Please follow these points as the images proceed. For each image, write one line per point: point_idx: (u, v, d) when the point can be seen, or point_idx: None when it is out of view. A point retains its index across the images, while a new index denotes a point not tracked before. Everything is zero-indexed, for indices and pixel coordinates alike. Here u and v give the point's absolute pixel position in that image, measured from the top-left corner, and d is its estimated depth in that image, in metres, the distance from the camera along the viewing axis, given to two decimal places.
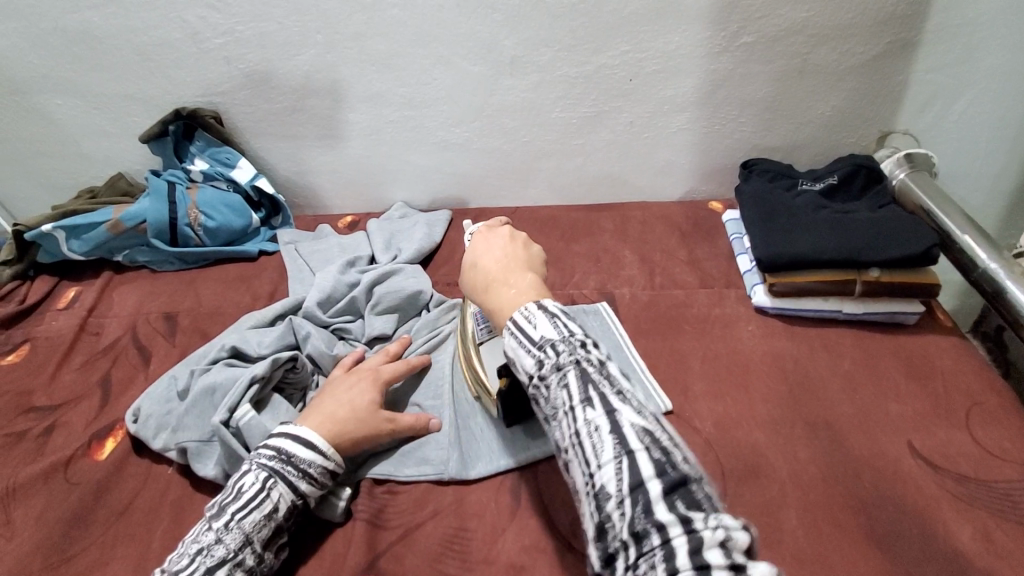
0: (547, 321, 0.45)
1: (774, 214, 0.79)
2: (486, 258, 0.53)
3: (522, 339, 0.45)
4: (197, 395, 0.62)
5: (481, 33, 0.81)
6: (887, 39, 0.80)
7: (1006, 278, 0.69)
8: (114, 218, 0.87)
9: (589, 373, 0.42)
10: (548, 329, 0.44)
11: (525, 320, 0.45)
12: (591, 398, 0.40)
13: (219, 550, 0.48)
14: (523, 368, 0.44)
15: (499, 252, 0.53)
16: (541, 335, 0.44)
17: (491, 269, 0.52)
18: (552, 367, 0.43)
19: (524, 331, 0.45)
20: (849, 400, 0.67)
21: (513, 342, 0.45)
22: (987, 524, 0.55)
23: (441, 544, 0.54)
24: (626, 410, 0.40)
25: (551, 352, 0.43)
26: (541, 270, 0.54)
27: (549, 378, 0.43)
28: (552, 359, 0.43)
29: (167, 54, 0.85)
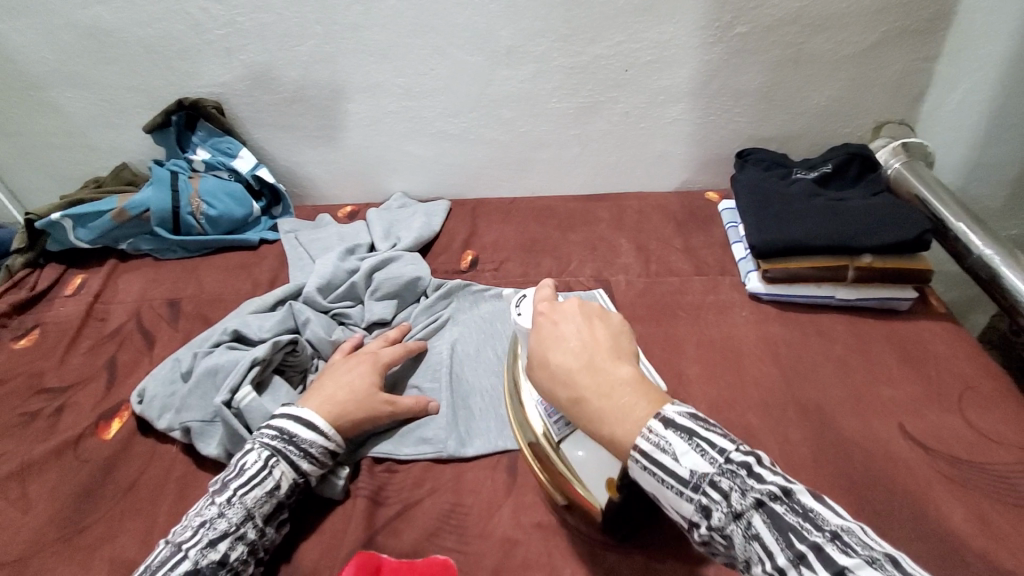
0: (689, 446, 0.39)
1: (768, 201, 0.80)
2: (563, 354, 0.46)
3: (664, 476, 0.39)
4: (200, 376, 0.63)
5: (478, 24, 0.82)
6: (881, 28, 0.81)
7: (1001, 264, 0.70)
8: (119, 207, 0.89)
9: (776, 517, 0.36)
10: (696, 461, 0.39)
11: (660, 448, 0.40)
12: (802, 555, 0.34)
13: (222, 523, 0.49)
14: (683, 513, 0.40)
15: (571, 339, 0.46)
16: (690, 470, 0.39)
17: (574, 367, 0.45)
18: (730, 514, 0.38)
19: (661, 461, 0.40)
20: (841, 383, 0.68)
21: (653, 479, 0.40)
22: (981, 507, 0.56)
23: (439, 519, 0.56)
24: (851, 561, 0.33)
25: (717, 496, 0.38)
26: (627, 351, 0.46)
27: (729, 528, 0.37)
28: (721, 502, 0.38)
29: (169, 46, 0.87)
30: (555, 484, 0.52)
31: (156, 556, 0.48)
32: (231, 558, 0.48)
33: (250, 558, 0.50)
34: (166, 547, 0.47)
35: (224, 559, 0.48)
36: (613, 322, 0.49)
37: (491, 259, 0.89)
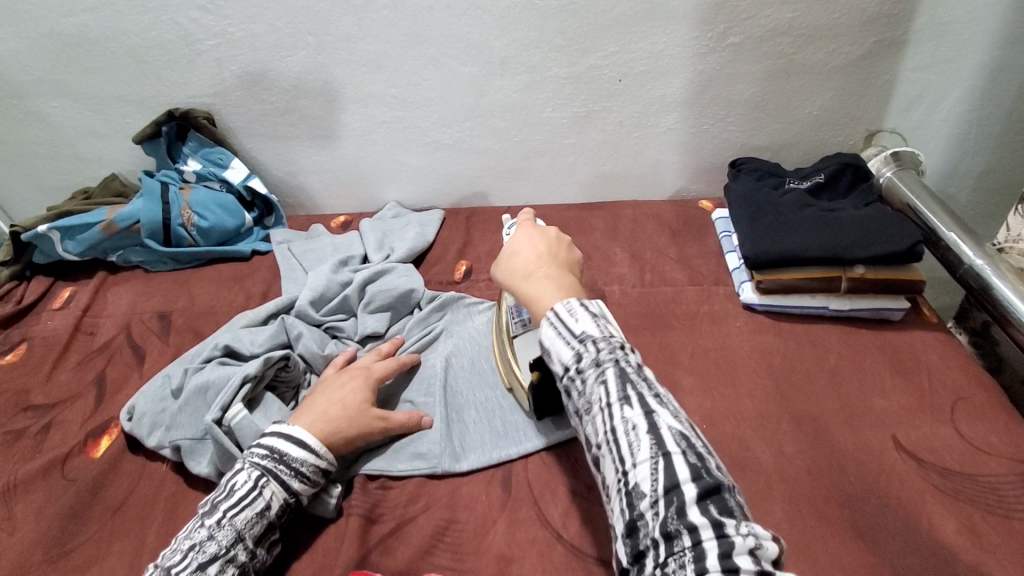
0: (590, 316, 0.46)
1: (761, 212, 0.80)
2: (524, 249, 0.55)
3: (562, 330, 0.46)
4: (190, 393, 0.62)
5: (471, 35, 0.82)
6: (872, 39, 0.81)
7: (992, 273, 0.70)
8: (108, 219, 0.88)
9: (625, 371, 0.43)
10: (590, 325, 0.45)
11: (569, 312, 0.46)
12: (630, 397, 0.42)
13: (211, 546, 0.48)
14: (561, 361, 0.45)
15: (534, 240, 0.56)
16: (584, 330, 0.45)
17: (532, 264, 0.53)
18: (591, 362, 0.44)
19: (566, 322, 0.46)
20: (835, 394, 0.68)
21: (552, 332, 0.46)
22: (973, 519, 0.56)
23: (432, 537, 0.55)
24: (662, 410, 0.42)
25: (592, 347, 0.44)
26: (575, 263, 0.56)
27: (588, 372, 0.44)
28: (592, 354, 0.44)
29: (160, 56, 0.86)
30: (507, 372, 0.65)
31: None
32: None
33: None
34: (155, 572, 0.47)
35: None
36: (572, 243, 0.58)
37: (486, 269, 0.89)
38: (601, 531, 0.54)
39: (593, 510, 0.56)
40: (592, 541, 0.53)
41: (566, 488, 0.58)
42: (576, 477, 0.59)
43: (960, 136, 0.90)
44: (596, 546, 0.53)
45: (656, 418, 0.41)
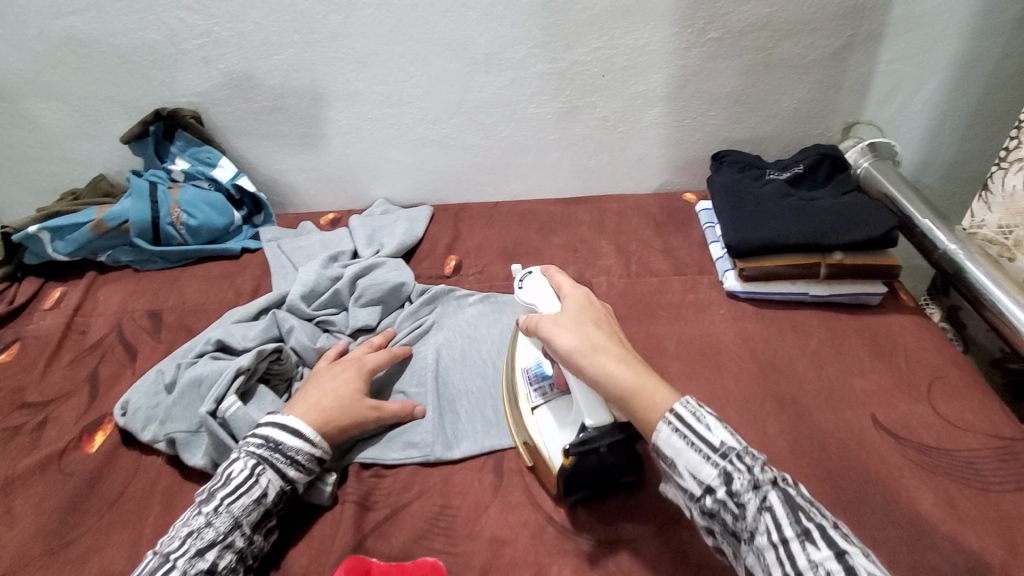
0: (718, 423, 0.47)
1: (743, 202, 0.82)
2: (592, 333, 0.54)
3: (702, 446, 0.46)
4: (184, 387, 0.62)
5: (456, 32, 0.83)
6: (847, 33, 0.84)
7: (965, 258, 0.73)
8: (97, 218, 0.88)
9: (790, 498, 0.43)
10: (727, 437, 0.46)
11: (694, 417, 0.47)
12: (809, 532, 0.42)
13: (209, 533, 0.49)
14: (700, 479, 0.45)
15: (591, 320, 0.55)
16: (720, 440, 0.46)
17: (605, 351, 0.52)
18: (750, 485, 0.44)
19: (694, 428, 0.46)
20: (816, 377, 0.70)
21: (685, 445, 0.46)
22: (949, 492, 0.58)
23: (427, 522, 0.56)
24: (848, 548, 0.41)
25: (741, 467, 0.45)
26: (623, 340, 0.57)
27: (745, 497, 0.44)
28: (745, 474, 0.44)
29: (146, 56, 0.86)
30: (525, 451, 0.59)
31: (144, 568, 0.48)
32: (219, 567, 0.48)
33: (239, 567, 0.50)
34: (155, 558, 0.48)
35: (213, 567, 0.48)
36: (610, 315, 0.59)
37: (475, 263, 0.90)
38: (591, 511, 0.55)
39: (583, 492, 0.57)
40: (583, 521, 0.55)
41: None
42: None
43: (933, 127, 0.93)
44: (588, 526, 0.54)
45: (847, 558, 0.40)
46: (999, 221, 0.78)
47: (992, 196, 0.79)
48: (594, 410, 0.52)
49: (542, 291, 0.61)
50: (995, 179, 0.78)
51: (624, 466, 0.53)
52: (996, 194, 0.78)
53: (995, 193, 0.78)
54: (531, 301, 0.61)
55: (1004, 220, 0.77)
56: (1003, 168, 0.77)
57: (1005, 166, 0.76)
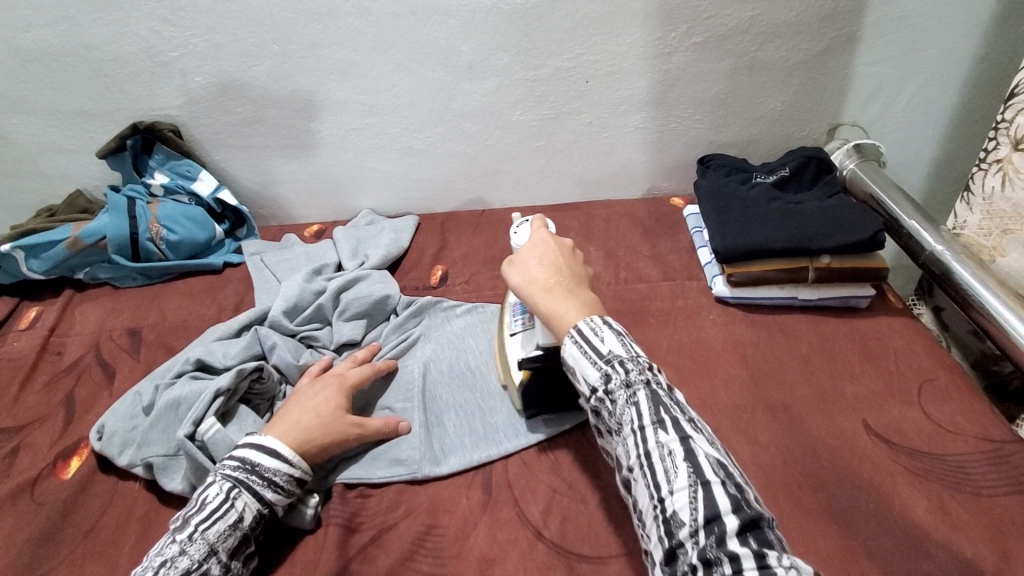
0: (614, 336, 0.49)
1: (729, 206, 0.81)
2: (533, 267, 0.55)
3: (590, 352, 0.49)
4: (161, 409, 0.61)
5: (438, 40, 0.82)
6: (829, 35, 0.84)
7: (952, 259, 0.72)
8: (74, 236, 0.86)
9: (658, 396, 0.46)
10: (616, 345, 0.48)
11: (593, 331, 0.49)
12: (664, 422, 0.45)
13: (183, 561, 0.48)
14: (588, 381, 0.49)
15: (536, 256, 0.56)
16: (609, 350, 0.48)
17: (541, 276, 0.54)
18: (621, 384, 0.47)
19: (590, 340, 0.49)
20: (807, 382, 0.69)
21: (578, 352, 0.49)
22: (941, 497, 0.58)
23: (414, 543, 0.55)
24: (697, 437, 0.45)
25: (620, 368, 0.48)
26: (584, 271, 0.56)
27: (617, 393, 0.47)
28: (622, 375, 0.47)
29: (121, 69, 0.84)
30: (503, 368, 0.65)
31: None
32: None
33: None
34: None
35: None
36: (574, 247, 0.58)
37: (462, 272, 0.89)
38: (581, 527, 0.54)
39: (573, 508, 0.56)
40: (573, 538, 0.54)
41: (546, 486, 0.58)
42: (556, 474, 0.59)
43: (918, 127, 0.93)
44: (577, 542, 0.53)
45: (693, 445, 0.44)
46: (981, 222, 0.78)
47: (973, 197, 0.78)
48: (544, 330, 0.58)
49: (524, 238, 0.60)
50: (975, 180, 0.77)
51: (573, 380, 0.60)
52: (975, 195, 0.78)
53: (975, 194, 0.78)
54: (516, 246, 0.60)
55: (985, 221, 0.77)
56: (982, 169, 0.77)
57: (984, 168, 0.76)
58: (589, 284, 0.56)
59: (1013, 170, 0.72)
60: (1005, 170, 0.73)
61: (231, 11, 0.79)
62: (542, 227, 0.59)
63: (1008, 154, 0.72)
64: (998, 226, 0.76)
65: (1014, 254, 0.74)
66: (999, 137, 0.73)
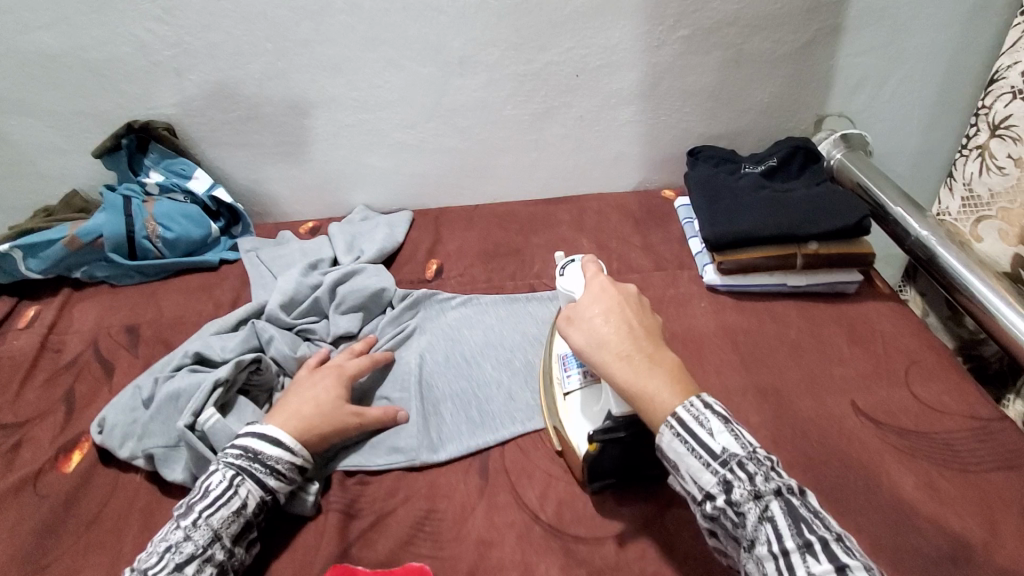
0: (723, 426, 0.46)
1: (719, 196, 0.83)
2: (603, 329, 0.52)
3: (702, 451, 0.46)
4: (161, 402, 0.62)
5: (430, 36, 0.83)
6: (815, 27, 0.85)
7: (936, 243, 0.74)
8: (70, 234, 0.87)
9: (794, 510, 0.43)
10: (729, 441, 0.46)
11: (696, 420, 0.46)
12: (810, 544, 0.42)
13: (188, 547, 0.48)
14: (700, 484, 0.46)
15: (599, 313, 0.53)
16: (722, 447, 0.46)
17: (619, 343, 0.51)
18: (750, 495, 0.44)
19: (696, 432, 0.46)
20: (797, 366, 0.71)
21: (684, 448, 0.46)
22: (929, 474, 0.59)
23: (414, 527, 0.56)
24: (850, 561, 0.41)
25: (743, 477, 0.45)
26: (652, 322, 0.54)
27: (746, 507, 0.44)
28: (746, 484, 0.44)
29: (115, 68, 0.85)
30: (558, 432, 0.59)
31: None
32: None
33: None
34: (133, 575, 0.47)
35: None
36: (636, 293, 0.56)
37: (456, 266, 0.90)
38: (578, 508, 0.56)
39: (569, 490, 0.57)
40: (570, 518, 0.55)
41: (542, 470, 0.59)
42: (552, 459, 0.60)
43: (903, 117, 0.94)
44: (575, 522, 0.55)
45: (850, 574, 0.40)
46: (960, 207, 0.80)
47: (955, 182, 0.81)
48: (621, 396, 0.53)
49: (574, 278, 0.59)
50: (958, 165, 0.80)
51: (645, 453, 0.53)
52: (957, 180, 0.80)
53: (956, 179, 0.80)
54: (567, 290, 0.59)
55: (964, 207, 0.79)
56: (964, 155, 0.79)
57: (966, 154, 0.78)
58: (660, 338, 0.53)
59: (991, 156, 0.74)
60: (984, 156, 0.75)
61: (224, 9, 0.80)
62: (598, 273, 0.58)
63: (987, 139, 0.75)
64: (975, 211, 0.78)
65: (989, 240, 0.76)
66: (979, 124, 0.76)
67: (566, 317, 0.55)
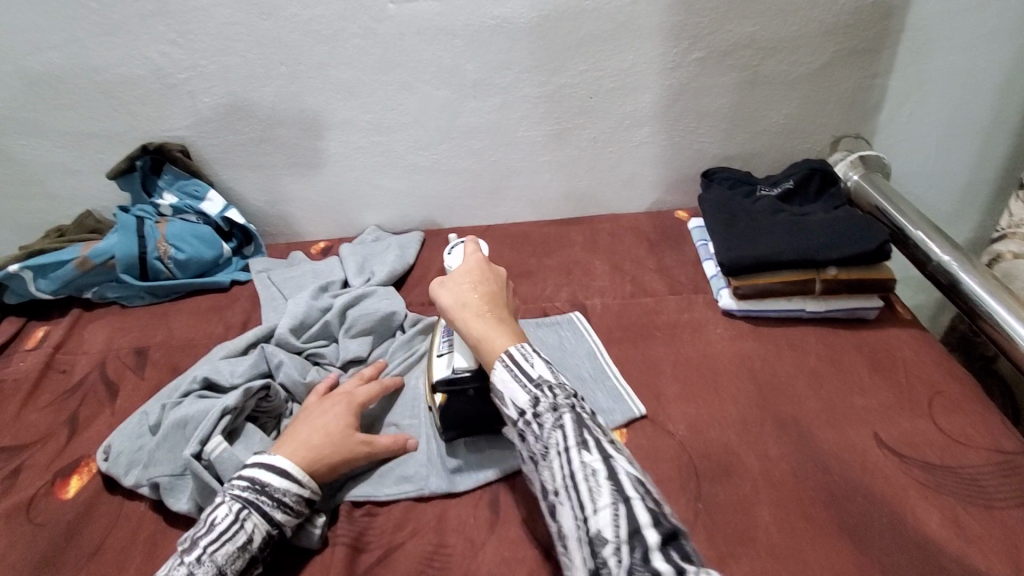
0: (543, 362, 0.51)
1: (735, 219, 0.81)
2: (463, 289, 0.59)
3: (519, 374, 0.50)
4: (168, 429, 0.61)
5: (443, 59, 0.83)
6: (831, 49, 0.84)
7: (959, 269, 0.72)
8: (82, 256, 0.87)
9: (583, 419, 0.47)
10: (544, 370, 0.50)
11: (523, 357, 0.51)
12: (586, 442, 0.45)
13: None
14: (516, 404, 0.50)
15: (467, 281, 0.59)
16: (538, 373, 0.50)
17: (470, 300, 0.58)
18: (548, 407, 0.48)
19: (520, 364, 0.51)
20: (816, 395, 0.69)
21: (507, 375, 0.51)
22: (956, 512, 0.56)
23: (421, 562, 0.54)
24: (618, 456, 0.45)
25: (547, 392, 0.49)
26: (509, 293, 0.61)
27: (544, 416, 0.48)
28: (548, 397, 0.49)
29: (132, 91, 0.86)
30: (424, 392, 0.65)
31: None
32: None
33: None
34: None
35: None
36: (505, 272, 0.63)
37: None
38: None
39: None
40: None
41: None
42: None
43: (923, 138, 0.93)
44: None
45: (614, 463, 0.44)
46: None
47: None
48: (464, 353, 0.61)
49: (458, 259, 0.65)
50: None
51: (492, 413, 0.60)
52: None
53: None
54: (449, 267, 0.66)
55: None
56: None
57: None
58: (512, 305, 0.60)
59: None
60: None
61: (240, 33, 0.81)
62: (475, 251, 0.63)
63: None
64: None
65: None
66: None
67: (438, 280, 0.61)
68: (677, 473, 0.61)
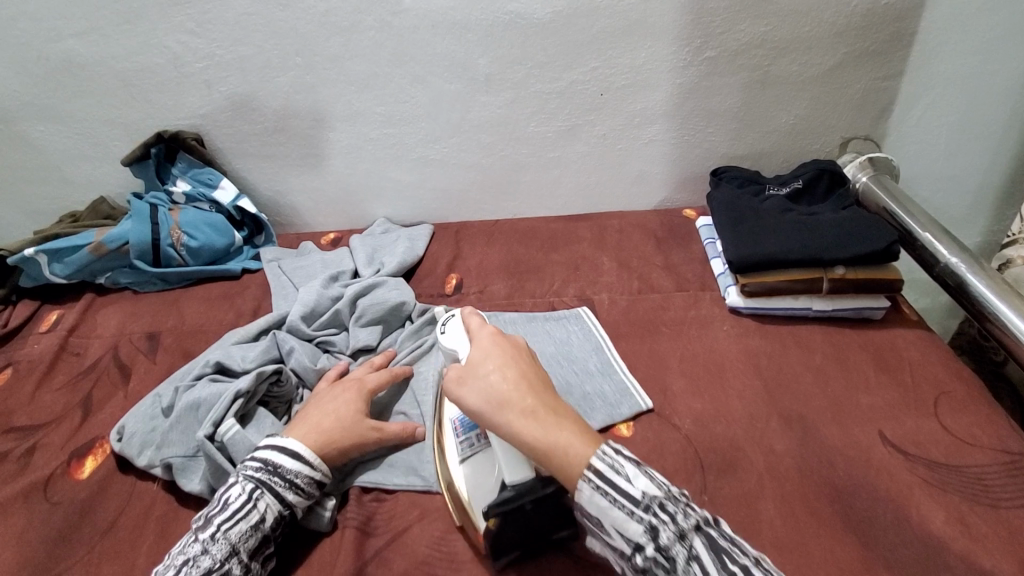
0: (638, 472, 0.47)
1: (744, 218, 0.82)
2: (494, 380, 0.52)
3: (620, 497, 0.45)
4: (181, 411, 0.62)
5: (456, 53, 0.84)
6: (843, 50, 0.84)
7: (967, 271, 0.72)
8: (96, 241, 0.88)
9: (714, 541, 0.44)
10: (647, 485, 0.46)
11: (613, 470, 0.46)
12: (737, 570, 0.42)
13: (206, 561, 0.48)
14: (627, 536, 0.45)
15: (494, 365, 0.53)
16: (642, 490, 0.45)
17: (511, 393, 0.50)
18: (673, 535, 0.44)
19: (616, 483, 0.46)
20: (822, 393, 0.69)
21: (604, 499, 0.46)
22: (960, 509, 0.57)
23: (430, 547, 0.55)
24: None
25: (664, 516, 0.45)
26: (541, 372, 0.54)
27: (670, 548, 0.43)
28: (669, 524, 0.44)
29: (148, 79, 0.87)
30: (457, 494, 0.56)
31: None
32: None
33: None
34: None
35: None
36: (524, 343, 0.57)
37: (476, 281, 0.90)
38: None
39: None
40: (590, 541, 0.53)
41: None
42: None
43: (932, 141, 0.93)
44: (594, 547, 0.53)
45: None
46: None
47: None
48: (512, 466, 0.50)
49: (457, 337, 0.58)
50: None
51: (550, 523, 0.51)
52: None
53: None
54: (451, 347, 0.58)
55: None
56: None
57: None
58: (550, 385, 0.54)
59: None
60: None
61: (256, 24, 0.81)
62: (483, 326, 0.58)
63: None
64: None
65: None
66: None
67: (456, 376, 0.54)
68: (683, 466, 0.62)
